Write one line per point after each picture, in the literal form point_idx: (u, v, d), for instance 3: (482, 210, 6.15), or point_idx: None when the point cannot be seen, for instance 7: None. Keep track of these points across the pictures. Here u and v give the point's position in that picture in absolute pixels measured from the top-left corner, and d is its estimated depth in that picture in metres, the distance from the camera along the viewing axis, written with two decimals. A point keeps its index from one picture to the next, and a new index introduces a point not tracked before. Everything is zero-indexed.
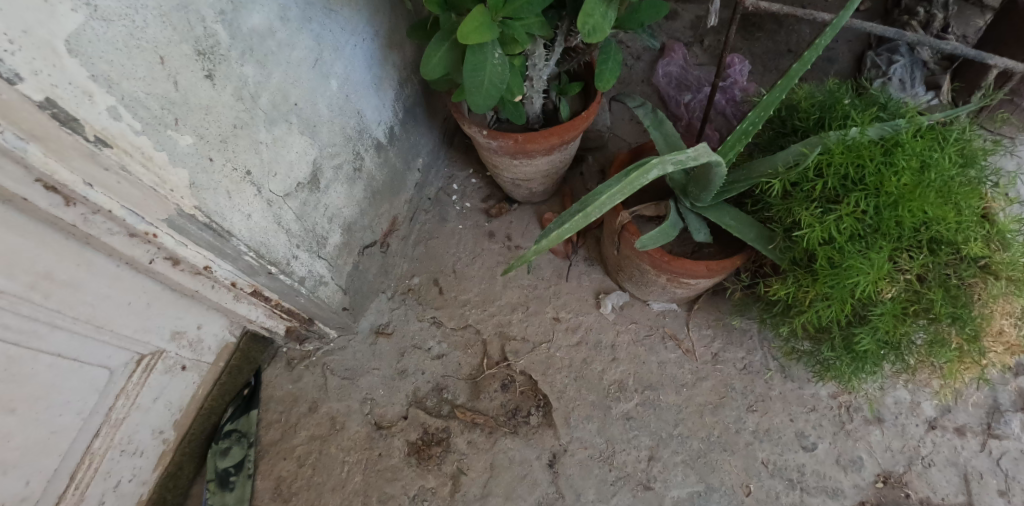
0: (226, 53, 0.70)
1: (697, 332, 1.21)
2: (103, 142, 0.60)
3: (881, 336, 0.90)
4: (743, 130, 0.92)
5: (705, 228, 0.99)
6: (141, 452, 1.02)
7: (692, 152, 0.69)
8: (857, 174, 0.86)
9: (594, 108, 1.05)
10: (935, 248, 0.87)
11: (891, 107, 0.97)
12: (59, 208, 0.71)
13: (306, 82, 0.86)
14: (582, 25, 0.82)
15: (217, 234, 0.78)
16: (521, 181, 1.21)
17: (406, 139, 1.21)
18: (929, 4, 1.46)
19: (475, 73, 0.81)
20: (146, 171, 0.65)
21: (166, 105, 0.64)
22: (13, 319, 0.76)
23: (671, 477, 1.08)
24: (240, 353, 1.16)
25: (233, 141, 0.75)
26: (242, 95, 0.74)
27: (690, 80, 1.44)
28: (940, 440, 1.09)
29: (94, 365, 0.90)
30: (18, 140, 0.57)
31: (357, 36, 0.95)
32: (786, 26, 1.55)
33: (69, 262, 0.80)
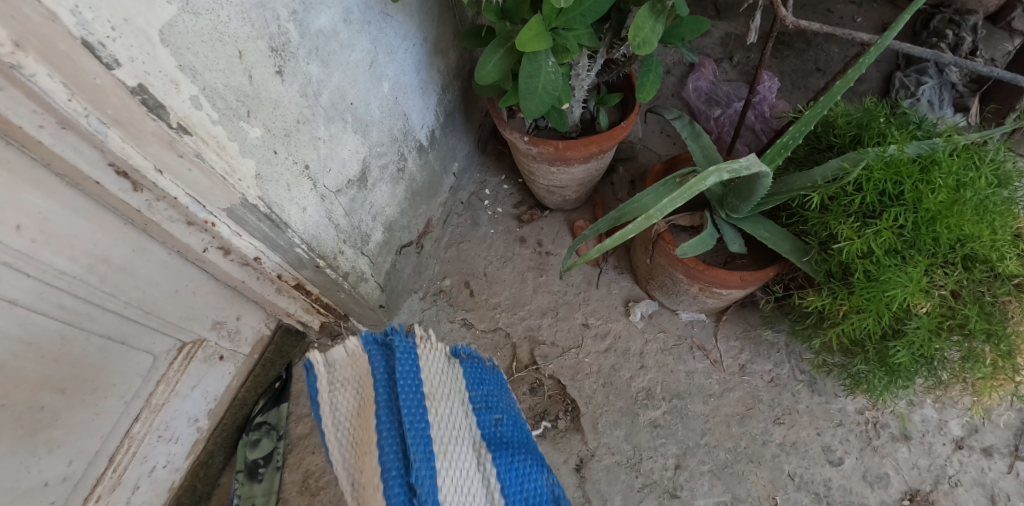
0: (295, 50, 0.73)
1: (725, 344, 1.22)
2: (184, 130, 0.61)
3: (917, 351, 0.90)
4: (783, 143, 0.93)
5: (740, 239, 1.00)
6: (176, 439, 1.03)
7: (747, 161, 0.70)
8: (895, 190, 0.87)
9: (633, 119, 1.07)
10: (969, 265, 0.88)
11: (926, 127, 0.99)
12: (127, 193, 0.73)
13: (362, 82, 0.89)
14: (633, 37, 0.85)
15: (275, 224, 0.80)
16: (556, 188, 1.24)
17: (445, 142, 1.24)
18: (957, 27, 1.50)
19: (530, 80, 0.84)
20: (218, 159, 0.67)
21: (241, 97, 0.66)
22: (70, 300, 0.78)
23: (697, 486, 1.08)
24: (273, 347, 1.18)
25: (295, 135, 0.77)
26: (306, 92, 0.77)
27: (720, 96, 1.46)
28: (967, 460, 1.10)
29: (139, 350, 0.92)
30: (100, 125, 0.61)
31: (408, 41, 0.99)
32: (814, 45, 1.58)
33: (125, 247, 0.82)
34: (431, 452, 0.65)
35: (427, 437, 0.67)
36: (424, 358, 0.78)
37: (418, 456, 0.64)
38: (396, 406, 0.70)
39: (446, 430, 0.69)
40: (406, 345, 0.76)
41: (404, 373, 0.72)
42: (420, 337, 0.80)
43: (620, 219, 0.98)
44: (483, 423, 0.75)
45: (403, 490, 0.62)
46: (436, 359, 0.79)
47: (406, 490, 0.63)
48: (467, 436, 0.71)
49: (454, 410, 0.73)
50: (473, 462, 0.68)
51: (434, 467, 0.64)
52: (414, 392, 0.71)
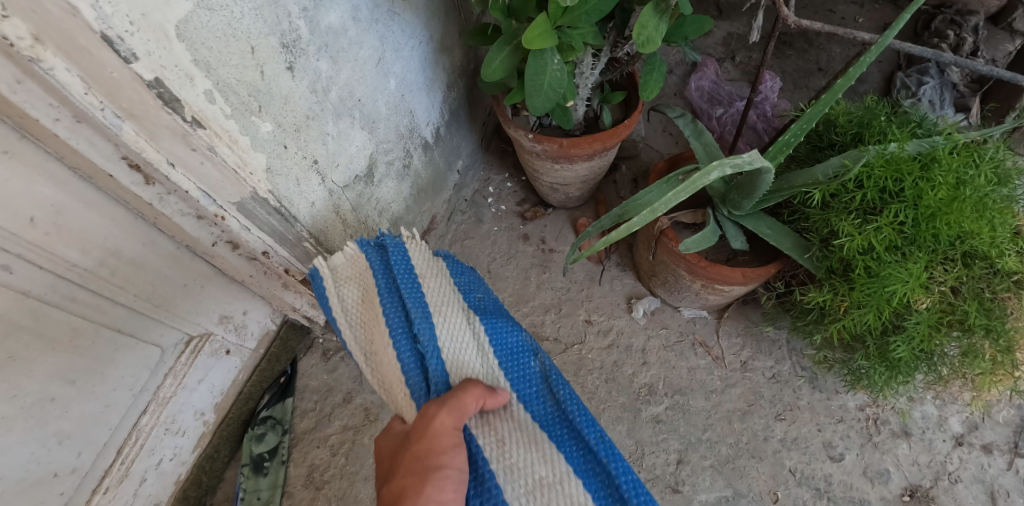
0: (305, 47, 0.74)
1: (727, 340, 1.23)
2: (198, 123, 0.62)
3: (917, 346, 0.91)
4: (785, 141, 0.95)
5: (742, 236, 1.01)
6: (183, 432, 1.04)
7: (750, 155, 0.71)
8: (896, 187, 0.89)
9: (637, 117, 1.09)
10: (969, 262, 0.89)
11: (926, 125, 1.00)
12: (139, 186, 0.74)
13: (370, 79, 0.90)
14: (638, 35, 0.86)
15: (284, 219, 0.83)
16: (559, 186, 1.25)
17: (450, 139, 1.25)
18: (958, 28, 1.52)
19: (536, 77, 0.85)
20: (231, 152, 0.68)
21: (253, 92, 0.67)
22: (81, 293, 0.79)
23: (700, 481, 1.09)
24: (279, 342, 1.19)
25: (305, 130, 0.78)
26: (316, 88, 0.78)
27: (722, 95, 1.48)
28: (967, 457, 1.10)
29: (148, 343, 0.93)
30: (115, 118, 0.62)
31: (415, 39, 1.00)
32: (816, 45, 1.60)
33: (135, 240, 0.83)
34: (428, 313, 0.80)
35: (424, 303, 0.82)
36: (414, 253, 0.91)
37: (417, 313, 0.79)
38: (396, 287, 0.85)
39: (439, 302, 0.84)
40: (398, 243, 0.90)
41: (399, 262, 0.87)
42: (410, 238, 0.94)
43: (624, 215, 0.99)
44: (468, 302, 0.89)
45: (409, 341, 0.77)
46: (424, 253, 0.93)
47: (411, 342, 0.77)
48: (456, 307, 0.86)
49: (443, 288, 0.88)
50: (464, 321, 0.83)
51: (432, 324, 0.79)
52: (409, 273, 0.86)
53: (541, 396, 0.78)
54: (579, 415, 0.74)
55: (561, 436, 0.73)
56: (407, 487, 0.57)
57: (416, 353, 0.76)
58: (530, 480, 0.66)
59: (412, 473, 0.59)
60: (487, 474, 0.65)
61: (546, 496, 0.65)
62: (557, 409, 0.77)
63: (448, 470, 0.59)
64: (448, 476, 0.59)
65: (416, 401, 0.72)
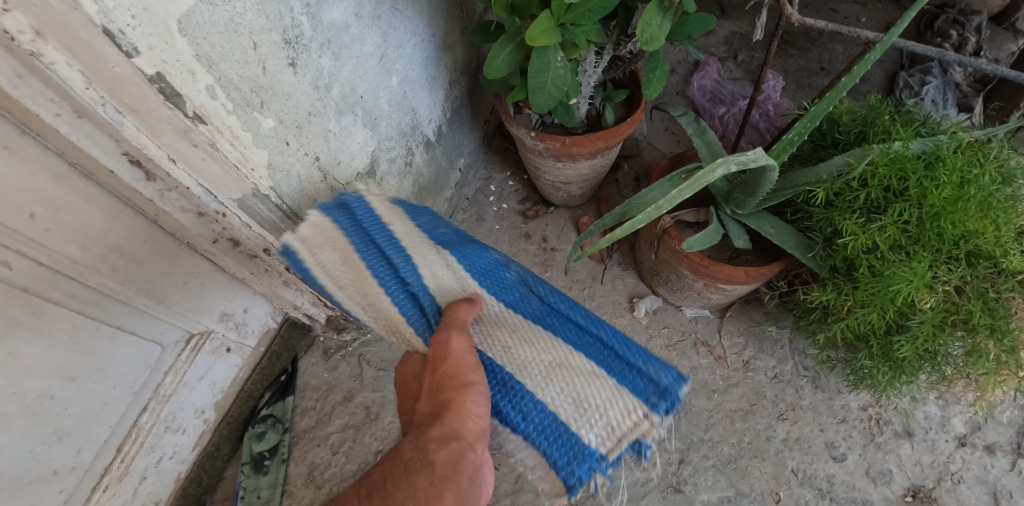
0: (307, 43, 0.73)
1: (729, 340, 1.23)
2: (200, 119, 0.62)
3: (921, 345, 0.91)
4: (788, 139, 0.94)
5: (745, 235, 1.01)
6: (183, 430, 1.04)
7: (754, 153, 0.70)
8: (900, 186, 0.88)
9: (639, 115, 1.08)
10: (973, 261, 0.89)
11: (930, 125, 1.00)
12: (140, 182, 0.74)
13: (372, 76, 0.90)
14: (641, 33, 0.85)
15: (286, 216, 0.82)
16: (561, 184, 1.24)
17: (452, 137, 1.25)
18: (961, 28, 1.52)
19: (539, 74, 0.85)
20: (232, 148, 0.67)
21: (255, 88, 0.67)
22: (82, 290, 0.79)
23: (701, 481, 1.09)
24: (280, 340, 1.19)
25: (307, 127, 0.78)
26: (318, 85, 0.78)
27: (725, 95, 1.47)
28: (969, 457, 1.10)
29: (148, 340, 0.92)
30: (116, 113, 0.61)
31: (417, 36, 1.00)
32: (819, 44, 1.60)
33: (136, 237, 0.83)
34: (409, 256, 0.80)
35: (401, 246, 0.80)
36: (373, 202, 0.85)
37: (400, 258, 0.79)
38: (371, 240, 0.80)
39: (411, 242, 0.82)
40: (353, 196, 0.84)
41: (363, 212, 0.81)
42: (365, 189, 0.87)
43: (626, 214, 0.98)
44: (432, 231, 0.85)
45: (400, 287, 0.78)
46: (379, 197, 0.86)
47: (403, 289, 0.78)
48: (423, 241, 0.83)
49: (408, 228, 0.84)
50: (439, 255, 0.81)
51: (415, 266, 0.79)
52: (377, 222, 0.82)
53: (524, 297, 0.80)
54: (562, 302, 0.78)
55: (554, 326, 0.76)
56: (446, 403, 0.64)
57: (411, 297, 0.78)
58: (542, 367, 0.74)
59: (449, 390, 0.65)
60: (511, 378, 0.74)
61: (562, 378, 0.72)
62: (541, 306, 0.79)
63: (478, 385, 0.66)
64: (479, 391, 0.66)
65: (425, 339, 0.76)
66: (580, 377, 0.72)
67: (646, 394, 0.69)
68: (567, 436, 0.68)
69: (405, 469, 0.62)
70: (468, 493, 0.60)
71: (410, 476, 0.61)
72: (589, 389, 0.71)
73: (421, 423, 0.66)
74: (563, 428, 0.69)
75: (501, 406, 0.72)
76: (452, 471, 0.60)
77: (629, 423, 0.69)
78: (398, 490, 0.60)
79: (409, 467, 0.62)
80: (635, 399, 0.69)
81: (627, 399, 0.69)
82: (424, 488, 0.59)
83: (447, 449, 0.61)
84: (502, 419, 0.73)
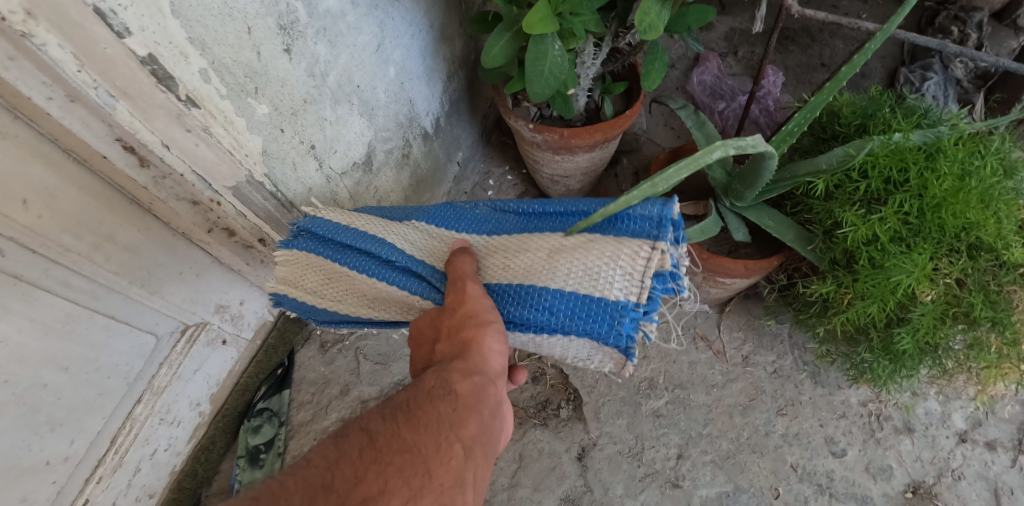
0: (303, 29, 0.73)
1: (728, 334, 1.22)
2: (193, 103, 0.61)
3: (921, 338, 0.90)
4: (788, 130, 0.93)
5: (744, 228, 1.00)
6: (179, 423, 1.03)
7: (752, 139, 0.70)
8: (900, 177, 0.87)
9: (638, 107, 1.07)
10: (974, 254, 0.88)
11: (931, 117, 0.99)
12: (134, 168, 0.73)
13: (369, 66, 0.89)
14: (639, 22, 0.84)
15: (281, 203, 0.82)
16: (560, 177, 1.24)
17: (450, 130, 1.24)
18: (963, 24, 1.51)
19: (536, 63, 0.84)
20: (226, 133, 0.67)
21: (249, 73, 0.66)
22: (76, 279, 0.78)
23: (700, 476, 1.08)
24: (276, 333, 1.18)
25: (302, 115, 0.77)
26: (313, 72, 0.77)
27: (725, 90, 1.46)
28: (970, 454, 1.09)
29: (143, 330, 0.92)
30: (109, 97, 0.60)
31: (415, 27, 0.99)
32: (819, 40, 1.59)
33: (131, 226, 0.82)
34: (382, 240, 0.77)
35: (370, 235, 0.78)
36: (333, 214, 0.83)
37: (373, 244, 0.76)
38: (344, 245, 0.79)
39: (379, 229, 0.80)
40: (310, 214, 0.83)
41: (322, 222, 0.80)
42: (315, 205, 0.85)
43: None
44: (393, 215, 0.84)
45: (387, 269, 0.75)
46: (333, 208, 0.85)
47: (392, 269, 0.75)
48: (389, 227, 0.81)
49: (373, 219, 0.83)
50: (408, 231, 0.80)
51: (391, 245, 0.77)
52: (337, 225, 0.80)
53: (499, 218, 0.77)
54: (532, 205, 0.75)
55: (537, 227, 0.74)
56: (469, 339, 0.62)
57: (404, 272, 0.75)
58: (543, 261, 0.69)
59: (472, 327, 0.63)
60: (521, 287, 0.69)
61: (562, 260, 0.68)
62: (517, 220, 0.76)
63: (501, 326, 0.65)
64: (502, 331, 0.65)
65: (435, 302, 0.72)
66: (579, 252, 0.67)
67: (647, 230, 0.65)
68: (596, 304, 0.65)
69: (427, 395, 0.58)
70: (489, 424, 0.58)
71: (432, 401, 0.57)
72: (592, 256, 0.66)
73: (440, 360, 0.63)
74: (588, 299, 0.66)
75: (526, 316, 0.68)
76: (476, 401, 0.58)
77: (642, 257, 0.64)
78: (419, 415, 0.56)
79: (430, 392, 0.58)
80: (636, 241, 0.65)
81: (630, 244, 0.65)
82: (446, 415, 0.56)
83: (471, 381, 0.59)
84: (533, 327, 0.70)
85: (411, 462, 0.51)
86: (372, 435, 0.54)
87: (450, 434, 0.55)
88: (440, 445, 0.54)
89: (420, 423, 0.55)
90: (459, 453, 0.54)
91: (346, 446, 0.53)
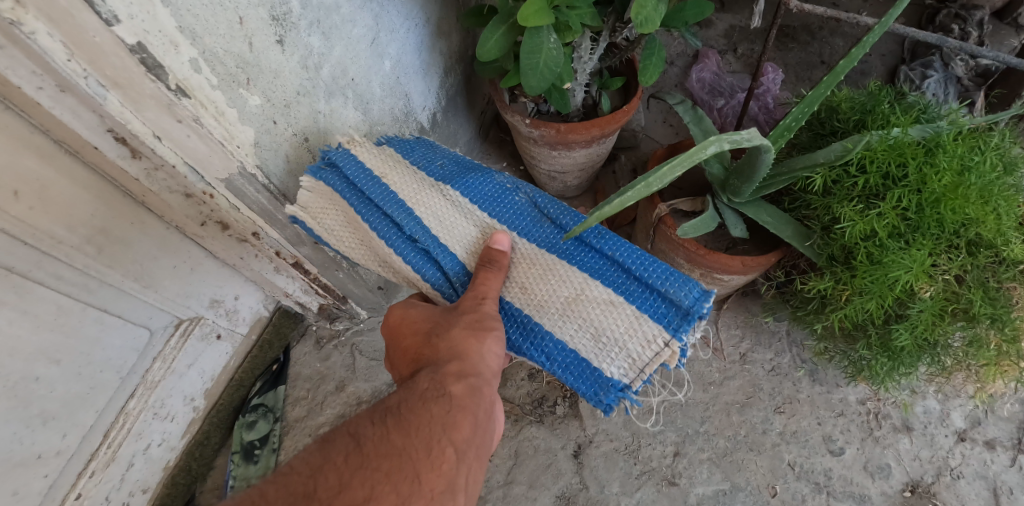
0: (296, 21, 0.72)
1: (726, 332, 1.22)
2: (183, 93, 0.61)
3: (919, 335, 0.90)
4: (786, 125, 0.93)
5: (742, 224, 0.99)
6: (173, 418, 1.03)
7: (748, 133, 0.69)
8: (899, 172, 0.87)
9: (636, 102, 1.07)
10: (973, 250, 0.87)
11: (931, 112, 0.99)
12: (126, 160, 0.73)
13: (364, 59, 0.89)
14: (636, 14, 0.84)
15: (274, 196, 0.81)
16: (558, 173, 1.23)
17: (447, 126, 1.24)
18: (964, 21, 1.50)
19: (531, 56, 0.84)
20: (217, 125, 0.66)
21: (241, 64, 0.66)
22: (68, 271, 0.78)
23: (696, 474, 1.07)
24: (272, 328, 1.18)
25: (295, 107, 0.77)
26: (307, 64, 0.77)
27: (724, 87, 1.46)
28: (969, 453, 1.08)
29: (136, 324, 0.91)
30: (99, 87, 0.59)
31: (410, 21, 0.99)
32: (819, 38, 1.59)
33: (124, 219, 0.82)
34: (410, 210, 0.76)
35: (401, 202, 0.76)
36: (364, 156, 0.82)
37: (402, 215, 0.75)
38: (371, 200, 0.77)
39: (409, 191, 0.78)
40: (345, 150, 0.82)
41: (355, 167, 0.79)
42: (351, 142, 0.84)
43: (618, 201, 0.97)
44: (428, 171, 0.81)
45: (408, 244, 0.75)
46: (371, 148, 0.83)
47: (412, 246, 0.75)
48: (423, 184, 0.79)
49: (407, 176, 0.80)
50: (440, 200, 0.77)
51: (418, 218, 0.76)
52: (371, 179, 0.78)
53: (536, 225, 0.74)
54: (573, 221, 0.72)
55: (570, 252, 0.71)
56: (465, 342, 0.63)
57: (422, 252, 0.74)
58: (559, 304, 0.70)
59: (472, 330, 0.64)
60: (531, 322, 0.72)
61: (582, 313, 0.69)
62: (552, 231, 0.73)
63: (499, 329, 0.65)
64: (499, 335, 0.65)
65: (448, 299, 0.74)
66: (598, 308, 0.68)
67: (669, 320, 0.65)
68: (590, 370, 0.69)
69: (419, 396, 0.58)
70: (483, 425, 0.60)
71: (423, 404, 0.57)
72: (611, 319, 0.68)
73: (435, 361, 0.63)
74: (585, 363, 0.69)
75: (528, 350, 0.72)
76: (470, 403, 0.59)
77: (648, 352, 0.66)
78: (410, 417, 0.56)
79: (422, 396, 0.58)
80: (656, 325, 0.65)
81: (648, 325, 0.66)
82: (438, 418, 0.57)
83: (465, 384, 0.60)
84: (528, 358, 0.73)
85: (399, 467, 0.52)
86: (360, 440, 0.54)
87: (441, 436, 0.55)
88: (432, 449, 0.54)
89: (412, 425, 0.56)
90: (450, 457, 0.55)
91: (332, 451, 0.53)
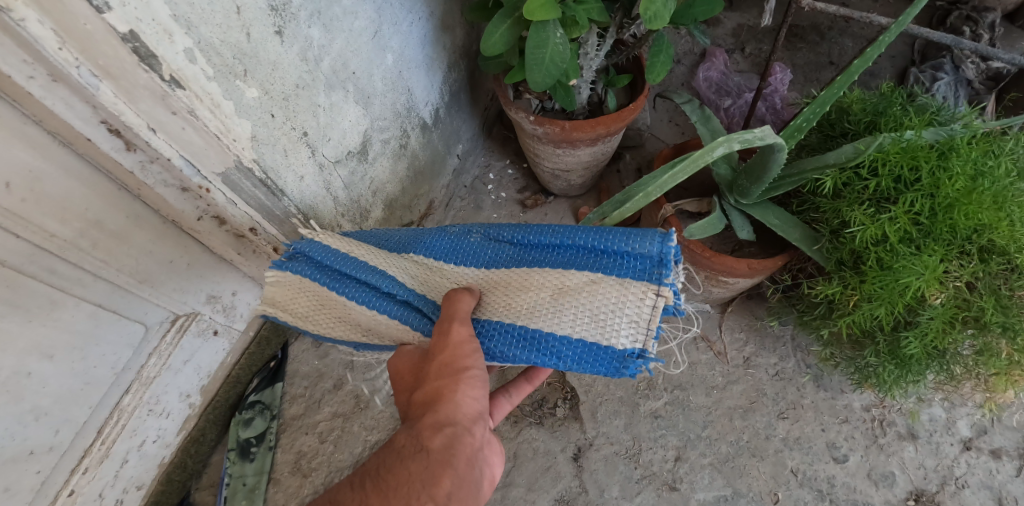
0: (295, 12, 0.71)
1: (729, 335, 1.20)
2: (177, 83, 0.59)
3: (929, 343, 0.88)
4: (797, 126, 0.91)
5: (749, 226, 0.97)
6: (168, 414, 1.02)
7: (759, 132, 0.67)
8: (912, 176, 0.84)
9: (642, 101, 1.05)
10: (986, 257, 0.85)
11: (944, 115, 0.96)
12: (120, 152, 0.71)
13: (365, 52, 0.87)
14: (644, 10, 0.81)
15: (271, 191, 0.79)
16: (561, 172, 1.21)
17: (449, 122, 1.22)
18: (975, 23, 1.48)
19: (537, 51, 0.82)
20: (212, 116, 0.64)
21: (238, 54, 0.64)
22: (61, 265, 0.76)
23: (698, 479, 1.06)
24: (270, 324, 1.16)
25: (294, 100, 0.75)
26: (307, 56, 0.75)
27: (731, 86, 1.43)
28: (974, 462, 1.06)
29: (131, 320, 0.90)
30: (91, 77, 0.57)
31: (414, 14, 0.97)
32: (828, 38, 1.56)
33: (119, 212, 0.80)
34: (382, 271, 0.73)
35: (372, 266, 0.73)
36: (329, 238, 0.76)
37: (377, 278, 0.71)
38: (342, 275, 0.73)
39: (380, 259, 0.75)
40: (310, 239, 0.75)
41: (318, 253, 0.74)
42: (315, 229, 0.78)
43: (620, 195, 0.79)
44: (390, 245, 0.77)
45: (387, 301, 0.71)
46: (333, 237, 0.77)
47: (394, 302, 0.71)
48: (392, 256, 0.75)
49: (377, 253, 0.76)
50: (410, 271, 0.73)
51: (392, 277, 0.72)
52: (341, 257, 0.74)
53: (495, 250, 0.71)
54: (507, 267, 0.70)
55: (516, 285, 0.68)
56: (442, 389, 0.58)
57: (403, 305, 0.71)
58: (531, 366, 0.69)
59: (445, 375, 0.59)
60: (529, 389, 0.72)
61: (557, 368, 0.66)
62: (515, 252, 0.70)
63: (476, 371, 0.60)
64: (476, 376, 0.60)
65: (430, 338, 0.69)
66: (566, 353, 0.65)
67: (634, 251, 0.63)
68: (602, 350, 0.62)
69: (398, 454, 0.56)
70: (466, 476, 0.55)
71: (400, 461, 0.55)
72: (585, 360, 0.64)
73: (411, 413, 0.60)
74: (594, 346, 0.62)
75: (527, 359, 0.63)
76: (449, 455, 0.55)
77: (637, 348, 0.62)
78: (387, 478, 0.54)
79: (399, 452, 0.56)
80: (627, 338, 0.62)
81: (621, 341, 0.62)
82: (417, 476, 0.54)
83: (445, 435, 0.56)
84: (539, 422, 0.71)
85: None
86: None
87: (421, 494, 0.52)
88: None
89: (391, 486, 0.54)
90: None
91: None
